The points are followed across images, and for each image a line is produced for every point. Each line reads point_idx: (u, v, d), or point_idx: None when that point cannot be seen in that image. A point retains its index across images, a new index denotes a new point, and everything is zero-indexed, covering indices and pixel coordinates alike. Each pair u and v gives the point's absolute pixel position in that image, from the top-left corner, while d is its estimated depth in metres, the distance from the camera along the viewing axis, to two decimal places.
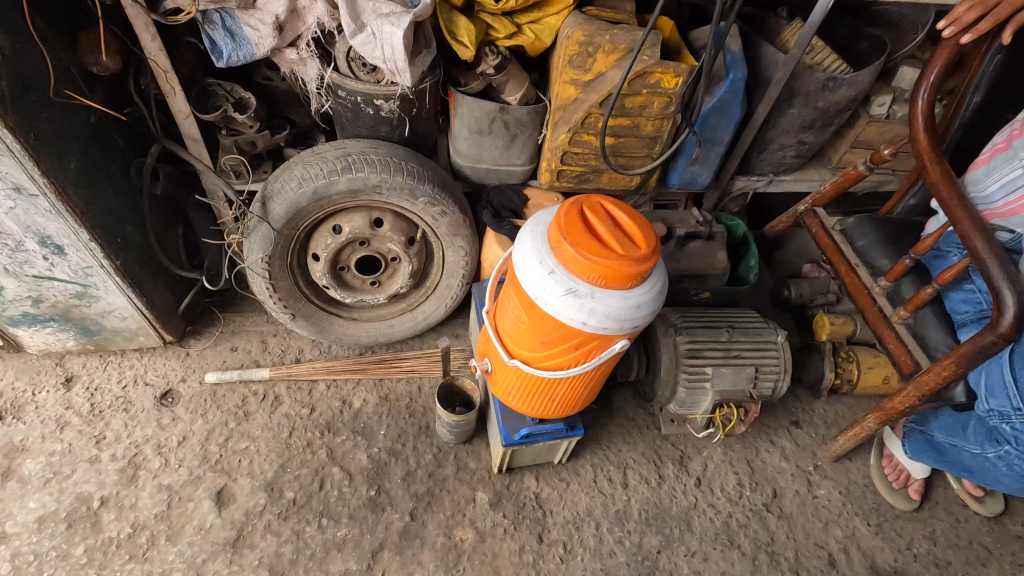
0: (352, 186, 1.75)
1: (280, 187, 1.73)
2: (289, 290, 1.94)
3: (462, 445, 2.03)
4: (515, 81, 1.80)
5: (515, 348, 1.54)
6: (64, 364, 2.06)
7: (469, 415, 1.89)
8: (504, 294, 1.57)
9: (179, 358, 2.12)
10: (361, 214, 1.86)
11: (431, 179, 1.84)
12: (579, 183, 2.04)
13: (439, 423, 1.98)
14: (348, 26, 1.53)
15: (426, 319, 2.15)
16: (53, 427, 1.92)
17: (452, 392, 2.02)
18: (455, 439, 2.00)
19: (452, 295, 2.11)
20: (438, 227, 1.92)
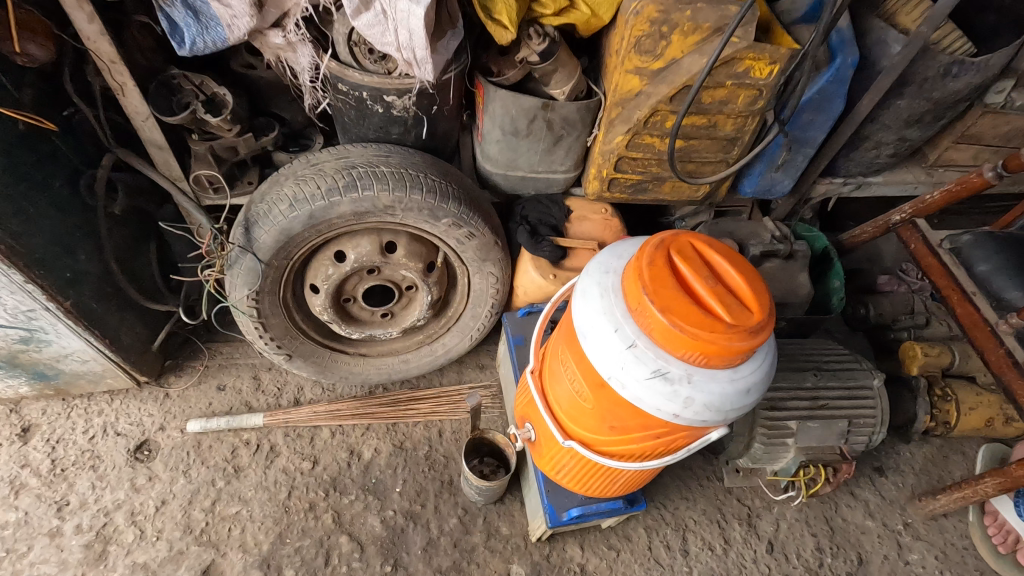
0: (358, 208, 1.38)
1: (267, 210, 1.37)
2: (284, 329, 1.60)
3: (492, 505, 1.72)
4: (564, 71, 1.41)
5: (570, 426, 1.20)
6: (20, 412, 1.75)
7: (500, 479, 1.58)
8: (553, 354, 1.22)
9: (157, 401, 1.80)
10: (369, 237, 1.50)
11: (456, 195, 1.48)
12: (634, 194, 1.67)
13: (466, 483, 1.67)
14: (349, 2, 1.14)
15: (447, 353, 1.81)
16: (5, 492, 1.61)
17: (483, 445, 1.70)
18: (483, 500, 1.69)
19: (478, 327, 1.78)
20: (463, 252, 1.57)
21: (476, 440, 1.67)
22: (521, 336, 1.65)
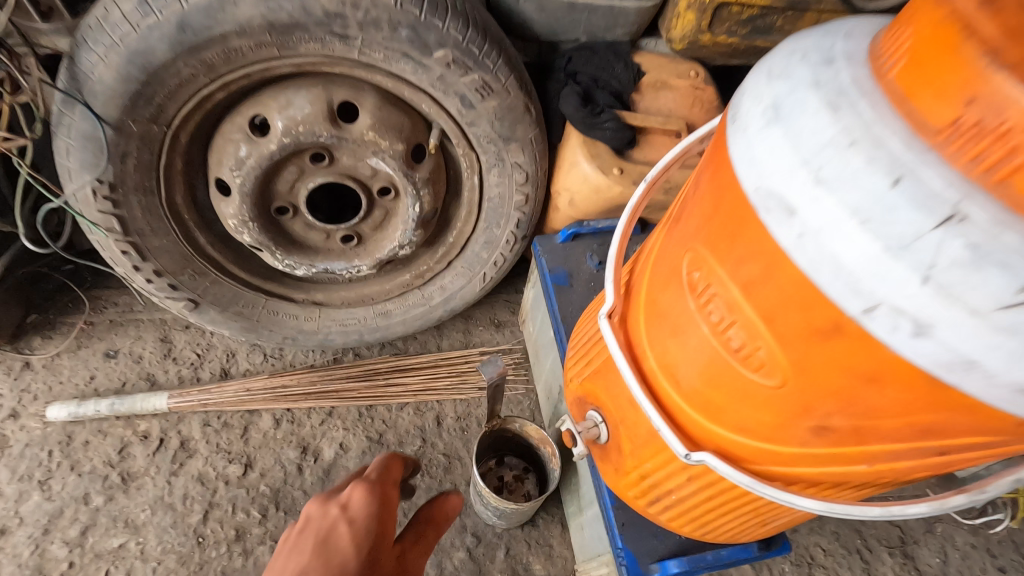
0: (273, 17, 0.74)
1: (103, 16, 0.73)
2: (176, 256, 0.97)
3: (518, 531, 1.14)
4: None
5: (700, 424, 0.59)
6: None
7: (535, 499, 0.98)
8: (660, 281, 0.60)
9: (10, 376, 1.20)
10: (310, 93, 0.86)
11: (461, 9, 0.82)
12: (751, 38, 1.03)
13: (475, 496, 1.09)
14: None
15: (449, 302, 1.21)
16: None
17: (507, 441, 1.12)
18: (504, 525, 1.10)
19: (493, 258, 1.15)
20: (471, 125, 0.93)
21: (498, 433, 1.09)
22: (563, 272, 1.08)
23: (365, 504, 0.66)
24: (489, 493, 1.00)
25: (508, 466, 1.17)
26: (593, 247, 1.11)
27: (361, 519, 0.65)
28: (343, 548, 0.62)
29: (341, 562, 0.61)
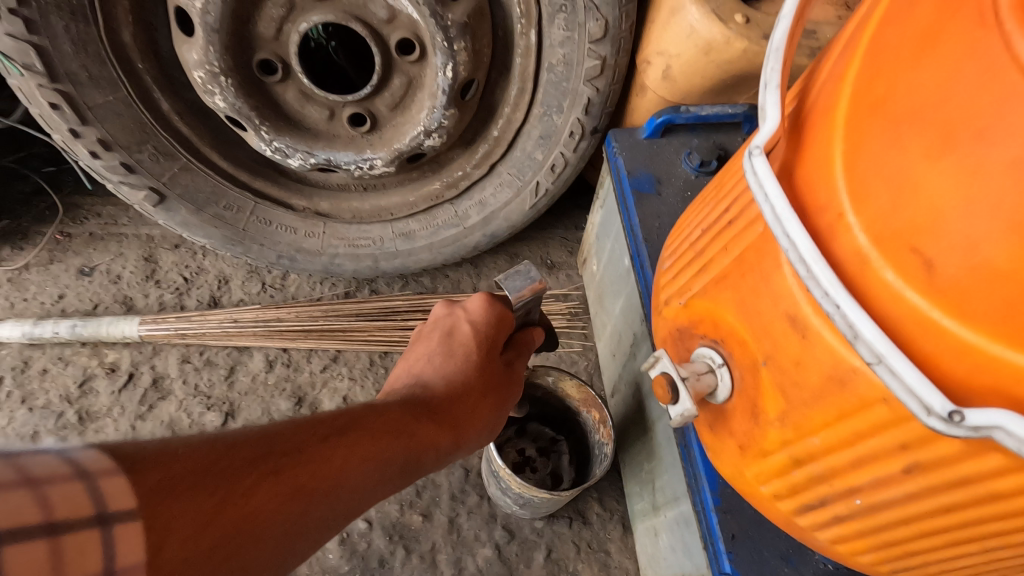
0: None
1: None
2: (129, 122, 0.73)
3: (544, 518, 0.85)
4: None
5: (970, 353, 0.28)
6: None
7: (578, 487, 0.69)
8: (905, 55, 0.29)
9: None
10: None
11: None
12: None
13: (488, 471, 0.81)
14: None
15: (489, 224, 0.91)
16: None
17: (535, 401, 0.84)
18: (526, 515, 0.82)
19: (550, 161, 0.85)
20: None
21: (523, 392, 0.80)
22: (648, 176, 0.77)
23: (485, 306, 0.57)
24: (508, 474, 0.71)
25: (532, 436, 0.88)
26: (689, 145, 0.79)
27: (481, 324, 0.56)
28: (466, 342, 0.56)
29: (466, 355, 0.55)
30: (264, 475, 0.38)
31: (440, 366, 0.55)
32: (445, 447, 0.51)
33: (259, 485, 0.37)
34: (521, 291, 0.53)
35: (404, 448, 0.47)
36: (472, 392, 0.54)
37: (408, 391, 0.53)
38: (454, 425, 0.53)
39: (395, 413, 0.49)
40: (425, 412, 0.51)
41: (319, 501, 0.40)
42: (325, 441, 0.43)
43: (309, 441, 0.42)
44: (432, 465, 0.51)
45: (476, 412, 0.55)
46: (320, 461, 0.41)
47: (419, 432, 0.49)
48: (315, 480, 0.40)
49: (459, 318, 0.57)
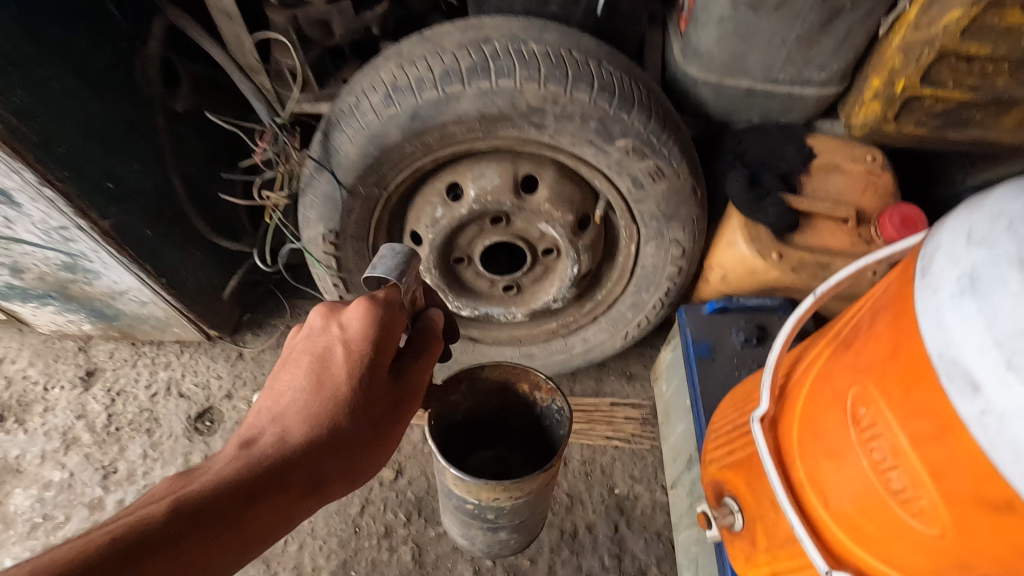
0: (486, 110, 0.86)
1: (354, 104, 0.90)
2: None
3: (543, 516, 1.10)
4: None
5: (845, 545, 0.61)
6: (87, 352, 1.51)
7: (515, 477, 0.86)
8: (821, 402, 0.63)
9: (227, 362, 1.49)
10: (500, 167, 0.99)
11: (647, 103, 0.90)
12: (943, 130, 0.99)
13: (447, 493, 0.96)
14: None
15: (589, 353, 1.29)
16: (57, 445, 1.39)
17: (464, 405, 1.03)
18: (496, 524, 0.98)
19: (637, 319, 1.22)
20: (636, 197, 0.99)
21: (441, 401, 0.97)
22: (706, 345, 1.11)
23: (361, 325, 0.66)
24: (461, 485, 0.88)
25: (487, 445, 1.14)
26: (740, 322, 1.12)
27: (353, 343, 0.65)
28: (336, 373, 0.65)
29: (333, 385, 0.64)
30: None
31: (306, 403, 0.64)
32: (302, 508, 0.62)
33: None
34: (397, 272, 0.69)
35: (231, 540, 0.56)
36: (347, 430, 0.64)
37: (267, 446, 0.62)
38: (315, 481, 0.62)
39: (233, 497, 0.58)
40: (279, 482, 0.60)
41: None
42: (137, 558, 0.50)
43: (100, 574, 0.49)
44: (288, 524, 0.62)
45: (338, 468, 0.64)
46: None
47: (266, 507, 0.59)
48: None
49: (338, 342, 0.66)
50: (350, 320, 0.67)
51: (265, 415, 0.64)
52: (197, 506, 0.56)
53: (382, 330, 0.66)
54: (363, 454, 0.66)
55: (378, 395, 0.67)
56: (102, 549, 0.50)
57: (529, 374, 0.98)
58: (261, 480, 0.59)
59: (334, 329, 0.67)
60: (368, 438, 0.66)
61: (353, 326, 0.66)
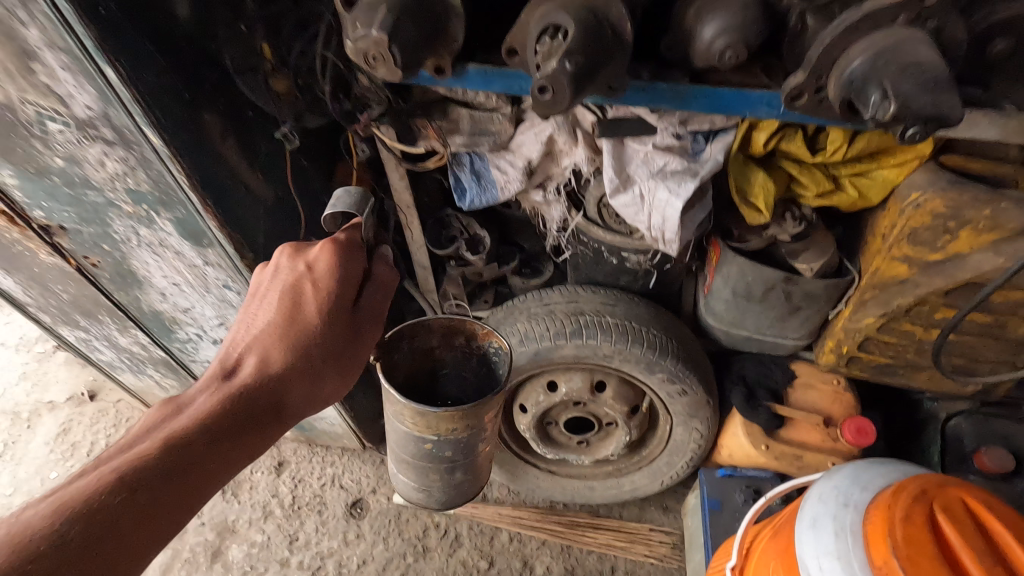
0: (579, 353, 1.47)
1: (500, 339, 1.53)
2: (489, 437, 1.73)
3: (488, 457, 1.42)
4: (815, 249, 1.32)
5: None
6: (279, 447, 2.17)
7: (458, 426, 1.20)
8: (760, 566, 1.12)
9: (374, 465, 2.09)
10: (582, 374, 1.57)
11: (676, 352, 1.48)
12: (878, 374, 1.49)
13: (404, 434, 1.27)
14: (609, 182, 1.21)
15: (634, 491, 1.80)
16: (259, 514, 2.02)
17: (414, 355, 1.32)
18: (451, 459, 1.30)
19: (671, 472, 1.74)
20: (671, 403, 1.55)
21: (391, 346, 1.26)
22: (717, 500, 1.59)
23: (327, 269, 1.06)
24: (411, 415, 1.19)
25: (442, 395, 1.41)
26: (743, 485, 1.60)
27: (318, 282, 1.06)
28: (307, 305, 1.04)
29: (304, 315, 1.04)
30: (115, 508, 0.82)
31: (286, 330, 1.03)
32: (279, 421, 1.01)
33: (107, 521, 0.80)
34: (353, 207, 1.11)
35: (229, 450, 0.94)
36: (315, 353, 1.02)
37: (254, 377, 1.00)
38: (292, 395, 1.01)
39: (227, 421, 0.95)
40: (260, 407, 0.98)
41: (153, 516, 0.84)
42: (162, 471, 0.87)
43: (134, 487, 0.84)
44: (271, 430, 1.00)
45: (306, 394, 1.03)
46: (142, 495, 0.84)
47: (255, 420, 0.97)
48: (148, 505, 0.84)
49: (307, 278, 1.06)
50: (312, 257, 1.08)
51: (253, 344, 1.04)
52: (192, 438, 0.91)
53: (341, 261, 1.07)
54: (327, 370, 1.04)
55: (338, 317, 1.04)
56: (131, 473, 0.85)
57: (467, 326, 1.29)
58: (248, 406, 0.97)
59: (299, 265, 1.08)
60: (331, 361, 1.04)
61: (314, 260, 1.07)
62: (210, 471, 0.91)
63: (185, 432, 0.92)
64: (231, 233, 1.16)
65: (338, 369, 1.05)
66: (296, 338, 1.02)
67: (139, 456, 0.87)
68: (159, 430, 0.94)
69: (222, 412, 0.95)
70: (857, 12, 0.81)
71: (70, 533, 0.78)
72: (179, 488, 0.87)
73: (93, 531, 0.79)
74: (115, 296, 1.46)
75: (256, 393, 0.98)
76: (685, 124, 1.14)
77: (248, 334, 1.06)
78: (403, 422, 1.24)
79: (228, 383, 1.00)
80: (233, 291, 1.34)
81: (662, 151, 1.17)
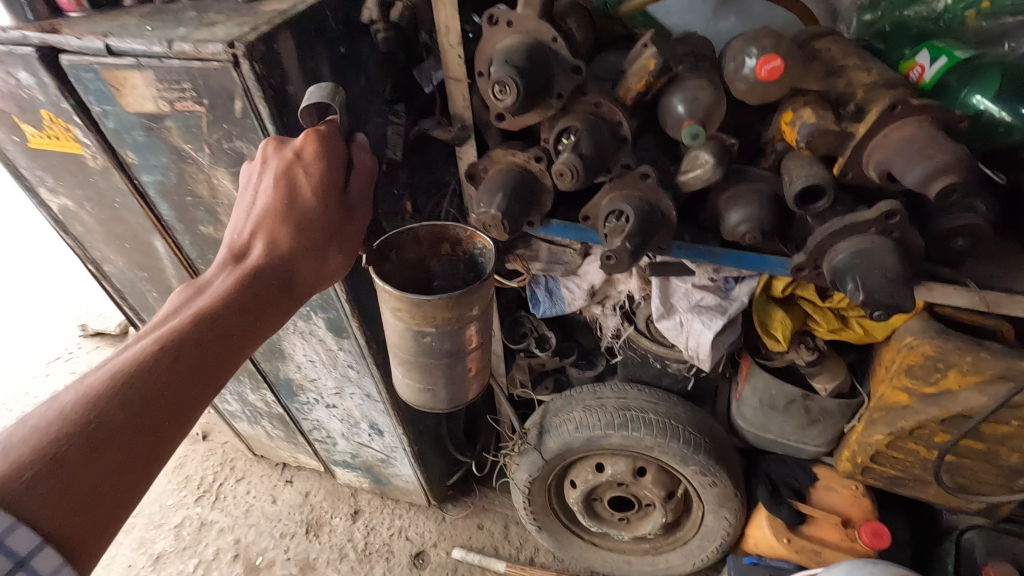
0: (625, 441, 1.76)
1: (558, 424, 1.83)
2: (543, 507, 2.01)
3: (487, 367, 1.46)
4: (829, 373, 1.59)
5: None
6: (355, 497, 2.50)
7: (446, 318, 1.22)
8: None
9: (436, 521, 2.38)
10: (626, 459, 1.84)
11: (708, 448, 1.74)
12: (891, 485, 1.69)
13: (396, 332, 1.29)
14: (656, 309, 1.54)
15: (668, 569, 2.01)
16: (335, 555, 2.32)
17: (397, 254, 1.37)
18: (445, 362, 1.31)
19: (703, 556, 1.95)
20: (703, 492, 1.79)
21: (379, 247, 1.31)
22: None
23: (315, 157, 1.06)
24: (402, 302, 1.22)
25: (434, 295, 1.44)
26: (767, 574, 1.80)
27: (306, 170, 1.06)
28: (300, 192, 1.07)
29: (301, 202, 1.07)
30: (156, 380, 0.89)
31: (287, 216, 1.07)
32: (297, 294, 1.10)
33: (151, 394, 0.88)
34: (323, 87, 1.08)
35: (254, 325, 1.03)
36: (318, 237, 1.09)
37: (263, 261, 1.05)
38: (303, 275, 1.09)
39: (246, 301, 1.02)
40: (274, 287, 1.05)
41: (193, 388, 0.93)
42: (195, 346, 0.94)
43: (168, 365, 0.91)
44: (287, 304, 1.09)
45: (316, 270, 1.11)
46: (175, 368, 0.91)
47: (272, 298, 1.05)
48: (184, 376, 0.92)
49: (297, 166, 1.06)
50: (297, 144, 1.08)
51: (257, 229, 1.07)
52: (219, 312, 0.99)
53: (329, 149, 1.07)
54: (332, 248, 1.11)
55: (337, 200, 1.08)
56: (164, 349, 0.92)
57: (451, 229, 1.34)
58: (264, 286, 1.04)
59: (286, 153, 1.08)
60: (334, 243, 1.11)
61: (301, 146, 1.06)
62: (240, 342, 1.00)
63: (209, 308, 0.98)
64: (366, 330, 1.55)
65: (342, 248, 1.13)
66: (302, 221, 1.07)
67: (170, 334, 0.93)
68: (185, 304, 1.01)
69: (242, 288, 1.01)
70: (840, 222, 1.12)
71: (121, 397, 0.86)
72: (210, 358, 0.96)
73: (143, 396, 0.87)
74: (261, 364, 1.88)
75: (270, 268, 1.05)
76: (717, 270, 1.46)
77: (249, 219, 1.09)
78: (397, 318, 1.26)
79: (242, 264, 1.05)
80: (355, 370, 1.72)
81: (699, 288, 1.49)
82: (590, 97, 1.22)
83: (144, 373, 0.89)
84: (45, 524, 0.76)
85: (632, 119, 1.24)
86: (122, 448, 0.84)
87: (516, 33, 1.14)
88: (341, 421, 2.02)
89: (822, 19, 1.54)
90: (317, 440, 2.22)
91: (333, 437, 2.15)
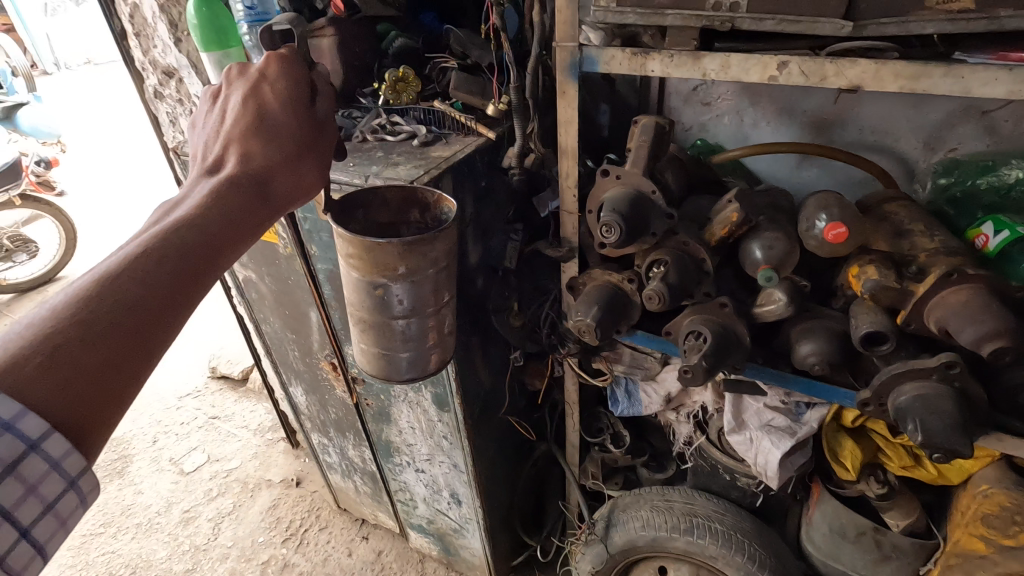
0: (689, 547, 1.83)
1: (626, 520, 1.94)
2: None
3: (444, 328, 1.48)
4: (901, 509, 1.63)
5: None
6: (423, 564, 2.64)
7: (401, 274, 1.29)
8: None
9: None
10: (690, 566, 1.89)
11: (773, 569, 1.77)
12: None
13: (354, 286, 1.36)
14: (728, 423, 1.67)
15: None
16: None
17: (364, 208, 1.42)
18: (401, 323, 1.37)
19: None
20: None
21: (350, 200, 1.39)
22: None
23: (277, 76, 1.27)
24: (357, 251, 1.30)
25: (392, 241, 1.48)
26: None
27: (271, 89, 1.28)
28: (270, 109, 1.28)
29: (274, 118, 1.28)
30: (146, 270, 1.02)
31: (264, 130, 1.28)
32: (276, 202, 1.28)
33: (142, 282, 1.01)
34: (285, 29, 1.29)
35: (236, 230, 1.19)
36: (289, 148, 1.28)
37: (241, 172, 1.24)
38: (281, 180, 1.28)
39: (229, 208, 1.18)
40: (252, 192, 1.23)
41: (181, 280, 1.06)
42: (182, 244, 1.09)
43: (154, 260, 1.04)
44: (267, 209, 1.26)
45: (291, 178, 1.29)
46: (163, 264, 1.04)
47: (253, 203, 1.23)
48: (174, 270, 1.05)
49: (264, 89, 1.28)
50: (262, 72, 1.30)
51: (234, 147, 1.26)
52: (206, 217, 1.15)
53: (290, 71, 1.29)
54: (306, 158, 1.31)
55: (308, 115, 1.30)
56: (151, 248, 1.05)
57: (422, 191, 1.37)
58: (245, 193, 1.22)
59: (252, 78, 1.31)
60: (304, 152, 1.31)
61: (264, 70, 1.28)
62: (227, 239, 1.17)
63: (194, 216, 1.14)
64: (464, 406, 1.79)
65: (313, 159, 1.32)
66: (271, 131, 1.28)
67: (159, 236, 1.08)
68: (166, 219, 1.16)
69: (222, 195, 1.18)
70: (904, 365, 1.25)
71: (112, 282, 0.98)
72: (196, 257, 1.10)
73: (135, 282, 1.00)
74: (369, 424, 2.16)
75: (245, 179, 1.22)
76: (788, 394, 1.60)
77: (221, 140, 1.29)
78: (353, 270, 1.34)
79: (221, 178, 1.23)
80: (447, 440, 1.95)
81: (771, 408, 1.62)
82: (680, 236, 1.46)
83: (137, 267, 1.02)
84: (49, 394, 0.86)
85: (714, 257, 1.46)
86: (117, 327, 0.95)
87: (623, 184, 1.43)
88: (425, 486, 2.23)
89: (901, 178, 1.72)
90: (399, 501, 2.43)
91: (414, 500, 2.35)
